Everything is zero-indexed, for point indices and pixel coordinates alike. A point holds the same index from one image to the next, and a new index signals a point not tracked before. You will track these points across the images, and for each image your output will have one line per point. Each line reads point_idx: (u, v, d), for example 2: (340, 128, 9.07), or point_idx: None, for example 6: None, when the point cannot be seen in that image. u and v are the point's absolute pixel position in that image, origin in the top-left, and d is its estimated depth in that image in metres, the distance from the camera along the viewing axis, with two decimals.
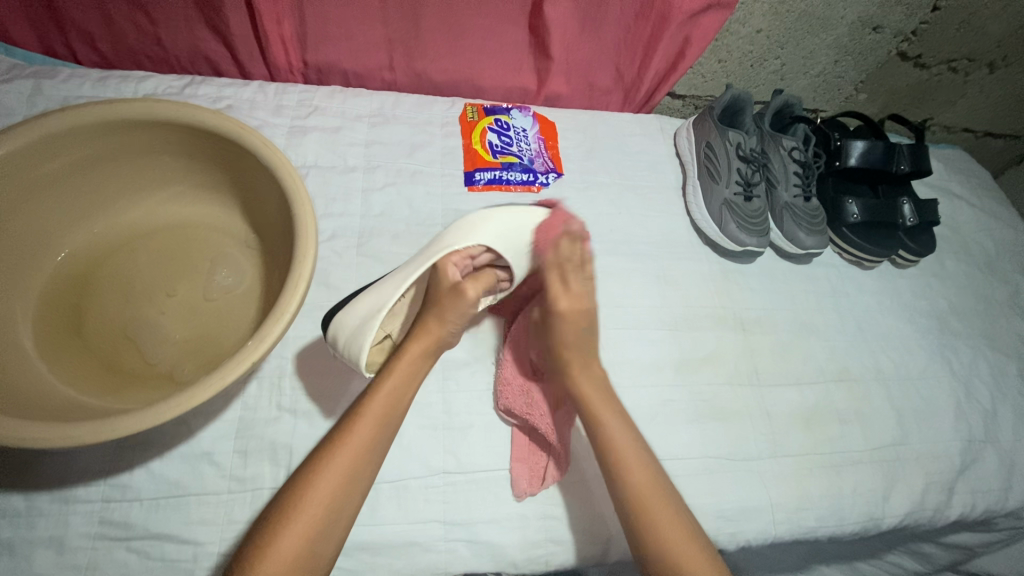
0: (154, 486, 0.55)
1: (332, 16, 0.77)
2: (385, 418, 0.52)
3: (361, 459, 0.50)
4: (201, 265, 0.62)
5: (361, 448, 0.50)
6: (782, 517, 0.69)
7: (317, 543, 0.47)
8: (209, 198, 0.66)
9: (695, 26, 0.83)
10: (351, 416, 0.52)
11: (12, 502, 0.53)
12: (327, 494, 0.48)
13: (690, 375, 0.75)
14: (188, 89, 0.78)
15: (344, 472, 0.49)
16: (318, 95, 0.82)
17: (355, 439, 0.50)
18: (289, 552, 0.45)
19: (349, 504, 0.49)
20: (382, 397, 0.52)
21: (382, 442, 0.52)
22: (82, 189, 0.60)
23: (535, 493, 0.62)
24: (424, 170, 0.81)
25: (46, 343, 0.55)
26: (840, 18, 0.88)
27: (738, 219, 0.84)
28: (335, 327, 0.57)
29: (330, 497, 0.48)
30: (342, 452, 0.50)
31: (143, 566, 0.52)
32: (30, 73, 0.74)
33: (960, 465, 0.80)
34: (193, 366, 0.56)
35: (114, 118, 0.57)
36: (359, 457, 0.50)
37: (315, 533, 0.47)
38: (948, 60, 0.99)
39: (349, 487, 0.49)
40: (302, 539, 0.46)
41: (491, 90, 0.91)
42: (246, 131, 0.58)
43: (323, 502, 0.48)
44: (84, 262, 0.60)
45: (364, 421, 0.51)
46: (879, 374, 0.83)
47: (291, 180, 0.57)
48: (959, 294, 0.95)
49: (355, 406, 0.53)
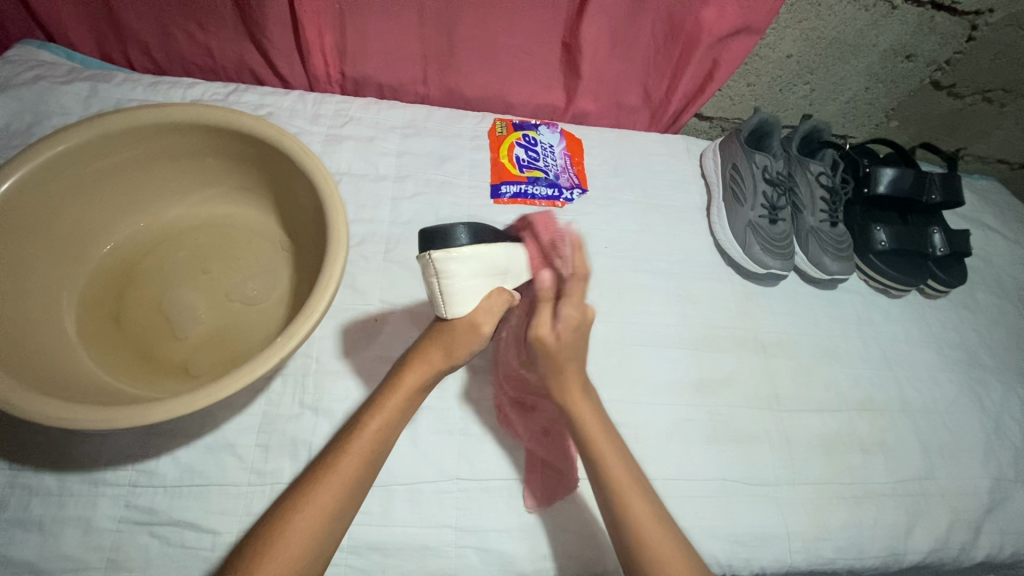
0: (178, 474, 0.57)
1: (371, 31, 0.80)
2: (406, 405, 0.55)
3: (383, 436, 0.53)
4: (233, 264, 0.65)
5: (375, 440, 0.53)
6: (799, 546, 0.68)
7: (337, 516, 0.49)
8: (247, 200, 0.69)
9: (724, 49, 0.84)
10: (366, 411, 0.55)
11: (44, 481, 0.55)
12: (337, 487, 0.50)
13: (708, 395, 0.75)
14: (232, 96, 0.82)
15: (371, 442, 0.52)
16: (353, 106, 0.85)
17: (372, 429, 0.53)
18: (315, 515, 0.48)
19: (357, 495, 0.51)
20: (400, 390, 0.55)
21: (394, 433, 0.55)
22: (133, 185, 0.64)
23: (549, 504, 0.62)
24: (451, 182, 0.83)
25: (84, 327, 0.58)
26: (871, 46, 0.88)
27: (762, 241, 0.84)
28: (462, 255, 0.53)
29: (355, 465, 0.51)
30: (365, 433, 0.53)
31: (162, 552, 0.54)
32: (87, 76, 0.79)
33: (988, 503, 0.77)
34: (215, 361, 0.58)
35: (159, 119, 0.60)
36: (376, 440, 0.53)
37: (322, 526, 0.48)
38: (982, 90, 0.98)
39: (368, 468, 0.52)
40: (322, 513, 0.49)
41: (521, 107, 0.93)
42: (286, 137, 0.61)
43: (336, 488, 0.50)
44: (128, 254, 0.63)
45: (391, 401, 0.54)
46: (904, 405, 0.81)
47: (327, 187, 0.58)
48: (991, 327, 0.93)
49: (378, 392, 0.56)
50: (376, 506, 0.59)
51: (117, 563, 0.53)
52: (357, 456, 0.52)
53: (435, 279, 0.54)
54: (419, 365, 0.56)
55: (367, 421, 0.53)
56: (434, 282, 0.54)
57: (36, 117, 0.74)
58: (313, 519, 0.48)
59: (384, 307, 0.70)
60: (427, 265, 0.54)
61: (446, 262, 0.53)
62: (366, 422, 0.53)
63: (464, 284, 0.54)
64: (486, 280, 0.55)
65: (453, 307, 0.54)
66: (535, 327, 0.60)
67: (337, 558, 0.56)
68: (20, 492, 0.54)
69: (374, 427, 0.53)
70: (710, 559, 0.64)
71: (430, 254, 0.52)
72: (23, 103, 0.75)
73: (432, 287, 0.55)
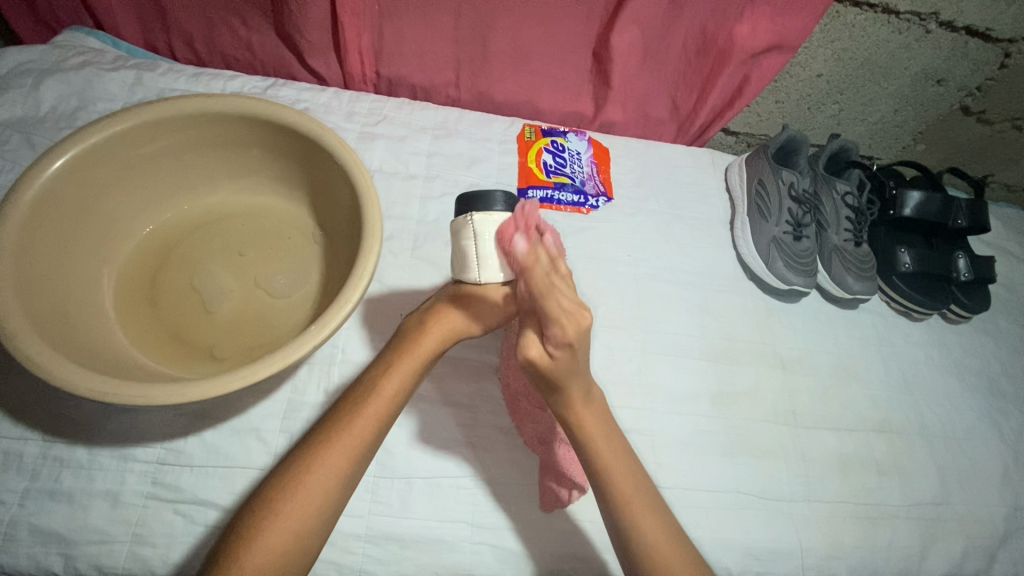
0: (204, 454, 0.58)
1: (409, 33, 0.82)
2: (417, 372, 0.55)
3: (393, 403, 0.52)
4: (265, 253, 0.66)
5: (387, 407, 0.52)
6: (813, 563, 0.67)
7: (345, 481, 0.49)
8: (281, 192, 0.70)
9: (755, 65, 0.85)
10: (380, 374, 0.54)
11: (75, 454, 0.56)
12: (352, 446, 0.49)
13: (725, 408, 0.75)
14: (270, 90, 0.84)
15: (382, 409, 0.52)
16: (387, 105, 0.87)
17: (386, 395, 0.52)
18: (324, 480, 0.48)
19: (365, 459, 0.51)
20: (416, 354, 0.55)
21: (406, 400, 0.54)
22: (174, 171, 0.66)
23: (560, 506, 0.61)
24: (479, 184, 0.84)
25: (121, 306, 0.59)
26: (903, 69, 0.88)
27: (785, 257, 0.84)
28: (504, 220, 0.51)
29: (365, 431, 0.50)
30: (376, 400, 0.52)
31: (186, 530, 0.55)
32: (133, 64, 0.82)
33: (1005, 531, 0.76)
34: (244, 346, 0.60)
35: (205, 109, 0.61)
36: (389, 407, 0.52)
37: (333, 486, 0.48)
38: (1012, 118, 0.98)
39: (378, 433, 0.51)
40: (329, 478, 0.48)
41: (550, 113, 0.94)
42: (325, 132, 0.62)
43: (345, 452, 0.49)
44: (165, 238, 0.65)
45: (405, 368, 0.54)
46: (922, 428, 0.81)
47: (363, 182, 0.60)
48: (1013, 355, 0.92)
49: (390, 358, 0.55)
50: (394, 497, 0.60)
51: (143, 537, 0.54)
52: (371, 421, 0.51)
53: (469, 241, 0.51)
54: (439, 330, 0.56)
55: (384, 383, 0.53)
56: (470, 245, 0.51)
57: (83, 102, 0.77)
58: (322, 483, 0.47)
59: (410, 302, 0.71)
60: (464, 225, 0.51)
61: (486, 225, 0.50)
62: (382, 385, 0.53)
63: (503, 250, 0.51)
64: None
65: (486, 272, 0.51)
66: (522, 353, 0.48)
67: (356, 546, 0.57)
68: (51, 463, 0.55)
69: (391, 391, 0.52)
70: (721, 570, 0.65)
71: (471, 215, 0.50)
72: (71, 87, 0.77)
73: (466, 250, 0.52)
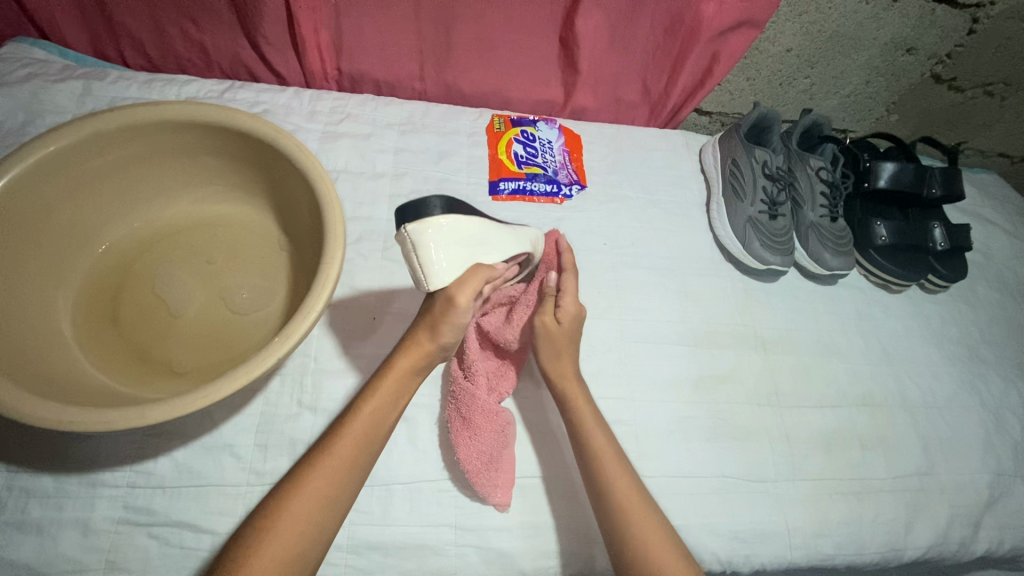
0: (177, 474, 0.57)
1: (368, 27, 0.79)
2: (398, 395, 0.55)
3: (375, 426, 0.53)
4: (228, 263, 0.64)
5: (367, 428, 0.53)
6: (799, 541, 0.68)
7: (332, 507, 0.49)
8: (243, 198, 0.68)
9: (724, 42, 0.83)
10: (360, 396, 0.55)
11: (41, 482, 0.55)
12: (335, 466, 0.51)
13: (709, 392, 0.74)
14: (228, 93, 0.82)
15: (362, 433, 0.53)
16: (350, 102, 0.85)
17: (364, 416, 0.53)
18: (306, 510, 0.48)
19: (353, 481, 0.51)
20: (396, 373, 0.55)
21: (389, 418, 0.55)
22: (127, 184, 0.63)
23: (505, 506, 0.61)
24: (449, 179, 0.82)
25: (81, 328, 0.57)
26: (872, 39, 0.87)
27: (762, 236, 0.84)
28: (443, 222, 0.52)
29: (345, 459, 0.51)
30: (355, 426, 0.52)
31: (161, 553, 0.54)
32: (81, 74, 0.78)
33: (988, 498, 0.77)
34: (211, 361, 0.58)
35: (154, 117, 0.59)
36: (369, 430, 0.53)
37: (316, 514, 0.49)
38: (983, 83, 0.97)
39: (360, 456, 0.52)
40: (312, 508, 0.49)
41: (519, 103, 0.92)
42: (282, 134, 0.60)
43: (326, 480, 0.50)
44: (124, 254, 0.63)
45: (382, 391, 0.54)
46: (904, 400, 0.81)
47: (323, 184, 0.58)
48: (991, 321, 0.93)
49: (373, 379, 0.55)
50: (375, 506, 0.59)
51: (116, 564, 0.53)
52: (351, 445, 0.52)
53: (413, 251, 0.52)
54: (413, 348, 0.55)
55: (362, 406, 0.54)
56: (413, 257, 0.52)
57: (30, 116, 0.74)
58: (306, 511, 0.48)
59: (384, 305, 0.70)
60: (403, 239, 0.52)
61: (422, 233, 0.51)
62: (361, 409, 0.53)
63: (444, 257, 0.52)
64: (469, 251, 0.53)
65: (434, 281, 0.51)
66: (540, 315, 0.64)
67: (337, 558, 0.56)
68: (17, 494, 0.54)
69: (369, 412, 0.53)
70: (709, 555, 0.65)
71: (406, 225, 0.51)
72: (17, 101, 0.74)
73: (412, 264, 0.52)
